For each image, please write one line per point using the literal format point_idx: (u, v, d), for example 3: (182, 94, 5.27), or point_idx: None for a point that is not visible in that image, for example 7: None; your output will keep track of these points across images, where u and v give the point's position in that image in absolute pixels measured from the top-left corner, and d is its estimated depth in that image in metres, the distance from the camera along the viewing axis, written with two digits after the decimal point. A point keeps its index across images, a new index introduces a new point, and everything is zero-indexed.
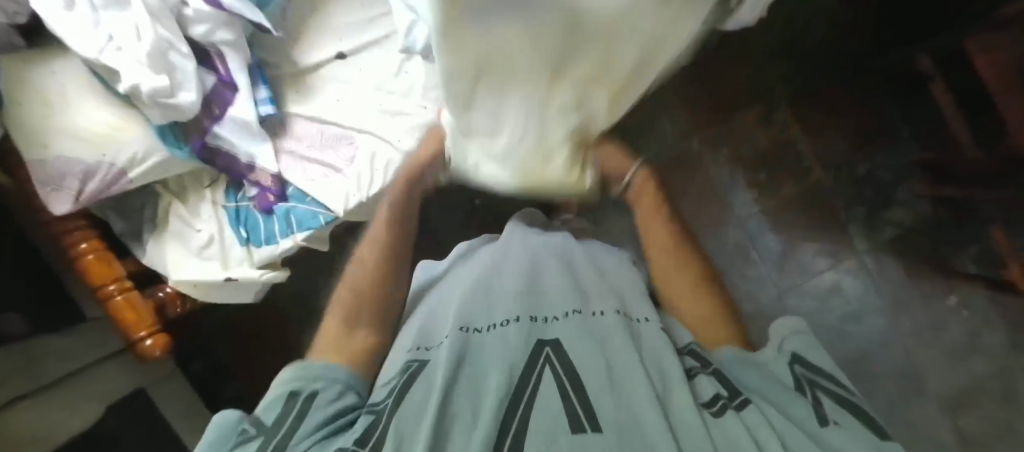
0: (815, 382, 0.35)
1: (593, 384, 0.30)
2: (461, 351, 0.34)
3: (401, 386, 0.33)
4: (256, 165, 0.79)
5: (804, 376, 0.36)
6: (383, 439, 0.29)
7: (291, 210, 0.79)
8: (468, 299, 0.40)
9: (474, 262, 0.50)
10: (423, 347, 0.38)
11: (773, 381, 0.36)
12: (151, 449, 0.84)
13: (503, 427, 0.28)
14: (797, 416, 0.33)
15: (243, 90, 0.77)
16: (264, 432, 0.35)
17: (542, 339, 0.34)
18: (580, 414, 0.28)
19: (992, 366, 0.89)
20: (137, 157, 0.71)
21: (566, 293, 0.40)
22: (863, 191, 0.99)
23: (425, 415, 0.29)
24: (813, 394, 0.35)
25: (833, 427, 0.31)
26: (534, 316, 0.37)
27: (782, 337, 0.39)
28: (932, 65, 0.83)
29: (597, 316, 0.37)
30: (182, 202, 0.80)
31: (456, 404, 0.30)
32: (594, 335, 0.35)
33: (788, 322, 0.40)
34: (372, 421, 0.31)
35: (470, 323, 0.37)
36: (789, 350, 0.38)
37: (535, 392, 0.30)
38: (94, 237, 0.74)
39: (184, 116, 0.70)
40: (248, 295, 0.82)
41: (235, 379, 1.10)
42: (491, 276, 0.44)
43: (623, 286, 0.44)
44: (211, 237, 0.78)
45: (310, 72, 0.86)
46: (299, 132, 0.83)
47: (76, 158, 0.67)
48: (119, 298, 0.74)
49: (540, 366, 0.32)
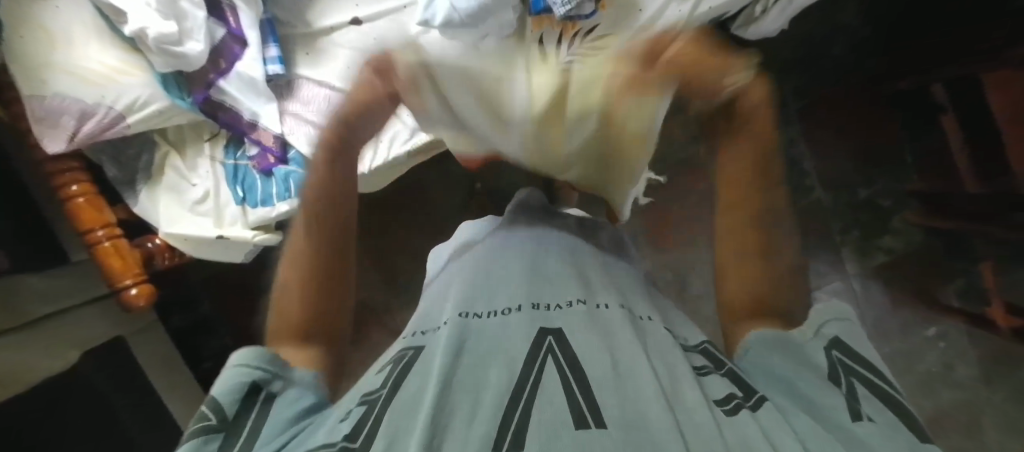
0: (852, 369, 0.33)
1: (597, 379, 0.29)
2: (457, 339, 0.33)
3: (398, 376, 0.33)
4: (259, 124, 0.77)
5: (842, 362, 0.33)
6: (378, 431, 0.28)
7: (290, 173, 0.77)
8: (468, 287, 0.41)
9: (474, 248, 0.49)
10: (421, 333, 0.38)
11: (802, 368, 0.34)
12: (127, 394, 0.83)
13: (503, 420, 0.26)
14: (825, 409, 0.30)
15: (252, 46, 0.76)
16: (226, 431, 0.32)
17: (544, 327, 0.34)
18: (583, 410, 0.26)
19: (958, 397, 0.91)
20: (138, 102, 0.69)
21: (569, 284, 0.40)
22: (860, 215, 0.99)
23: (422, 405, 0.28)
24: (848, 383, 0.32)
25: (866, 423, 0.29)
26: (536, 304, 0.37)
27: (823, 320, 0.36)
28: (946, 95, 0.82)
29: (600, 309, 0.37)
30: (179, 153, 0.79)
31: (453, 391, 0.29)
32: (597, 327, 0.34)
33: (834, 306, 0.37)
34: (365, 410, 0.30)
35: (469, 310, 0.37)
36: (830, 333, 0.35)
37: (536, 384, 0.29)
38: (86, 181, 0.73)
39: (189, 65, 0.68)
40: (238, 253, 0.81)
41: (214, 335, 1.09)
42: (491, 263, 0.44)
43: (624, 283, 0.44)
44: (207, 192, 0.77)
45: (324, 35, 0.83)
46: (305, 96, 0.81)
47: (75, 96, 0.66)
48: (107, 244, 0.73)
49: (542, 356, 0.31)
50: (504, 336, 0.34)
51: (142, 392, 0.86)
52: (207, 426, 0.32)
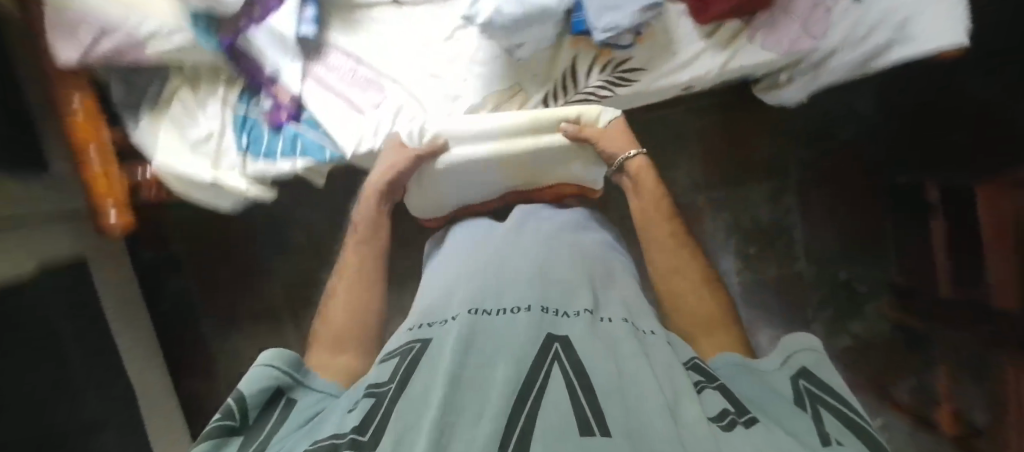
0: (817, 396, 0.34)
1: (603, 387, 0.29)
2: (468, 336, 0.33)
3: (407, 369, 0.32)
4: (279, 79, 0.77)
5: (807, 392, 0.35)
6: (385, 425, 0.28)
7: (300, 134, 0.77)
8: (477, 286, 0.41)
9: (482, 245, 0.50)
10: (427, 325, 0.38)
11: (772, 392, 0.36)
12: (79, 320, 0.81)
13: (508, 423, 0.26)
14: (799, 430, 0.31)
15: (289, 3, 0.75)
16: (245, 431, 0.36)
17: (551, 333, 0.34)
18: (588, 416, 0.26)
19: None
20: (162, 31, 0.68)
21: (577, 291, 0.40)
22: (837, 295, 0.99)
23: (431, 403, 0.28)
24: (813, 408, 0.33)
25: (835, 447, 0.29)
26: (545, 307, 0.37)
27: (790, 352, 0.39)
28: (939, 197, 0.84)
29: (604, 321, 0.37)
30: (192, 89, 0.77)
31: (457, 387, 0.29)
32: (603, 337, 0.34)
33: (804, 337, 0.40)
34: (373, 403, 0.30)
35: (479, 306, 0.38)
36: (799, 366, 0.37)
37: (543, 388, 0.29)
38: (90, 96, 0.72)
39: (223, 8, 0.69)
40: (228, 199, 0.80)
41: (179, 280, 1.06)
42: (500, 264, 0.44)
43: (629, 297, 0.43)
44: (211, 133, 0.76)
45: (362, 7, 0.82)
46: (332, 63, 0.79)
47: (97, 12, 0.65)
48: (94, 166, 0.73)
49: (548, 363, 0.31)
50: (511, 334, 0.34)
51: (92, 321, 0.84)
52: (228, 425, 0.36)
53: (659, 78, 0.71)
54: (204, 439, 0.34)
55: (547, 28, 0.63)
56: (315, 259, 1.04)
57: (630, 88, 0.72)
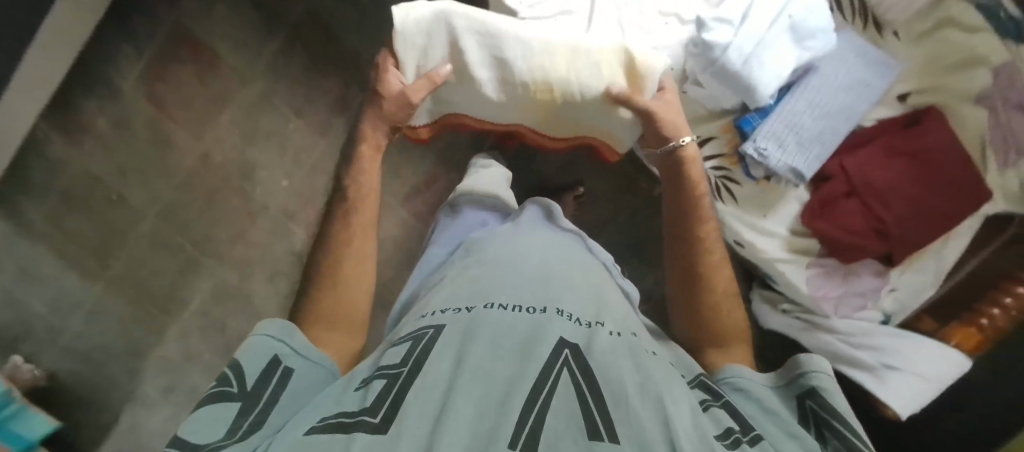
0: (825, 422, 0.33)
1: (610, 396, 0.28)
2: (484, 331, 0.33)
3: (420, 354, 0.32)
4: None
5: (815, 414, 0.34)
6: (397, 409, 0.27)
7: None
8: (486, 282, 0.41)
9: (502, 239, 0.51)
10: (439, 313, 0.38)
11: (776, 411, 0.35)
12: None
13: (515, 418, 0.25)
14: None
15: None
16: (244, 397, 0.33)
17: (562, 338, 0.33)
18: (598, 423, 0.26)
19: None
20: None
21: (583, 300, 0.40)
22: None
23: (444, 397, 0.27)
24: (820, 435, 0.33)
25: None
26: (559, 310, 0.37)
27: (802, 370, 0.36)
28: None
29: (615, 334, 0.36)
30: None
31: (470, 378, 0.28)
32: (616, 347, 0.34)
33: (814, 356, 0.37)
34: (385, 384, 0.30)
35: (494, 300, 0.37)
36: (808, 382, 0.35)
37: (552, 392, 0.28)
38: None
39: None
40: None
41: None
42: (516, 262, 0.44)
43: (630, 316, 0.42)
44: None
45: None
46: None
47: None
48: None
49: (558, 367, 0.30)
50: (518, 332, 0.33)
51: None
52: (225, 391, 0.33)
53: (750, 221, 0.69)
54: (199, 406, 0.31)
55: (730, 98, 0.61)
56: (351, 13, 0.90)
57: (727, 201, 0.69)
